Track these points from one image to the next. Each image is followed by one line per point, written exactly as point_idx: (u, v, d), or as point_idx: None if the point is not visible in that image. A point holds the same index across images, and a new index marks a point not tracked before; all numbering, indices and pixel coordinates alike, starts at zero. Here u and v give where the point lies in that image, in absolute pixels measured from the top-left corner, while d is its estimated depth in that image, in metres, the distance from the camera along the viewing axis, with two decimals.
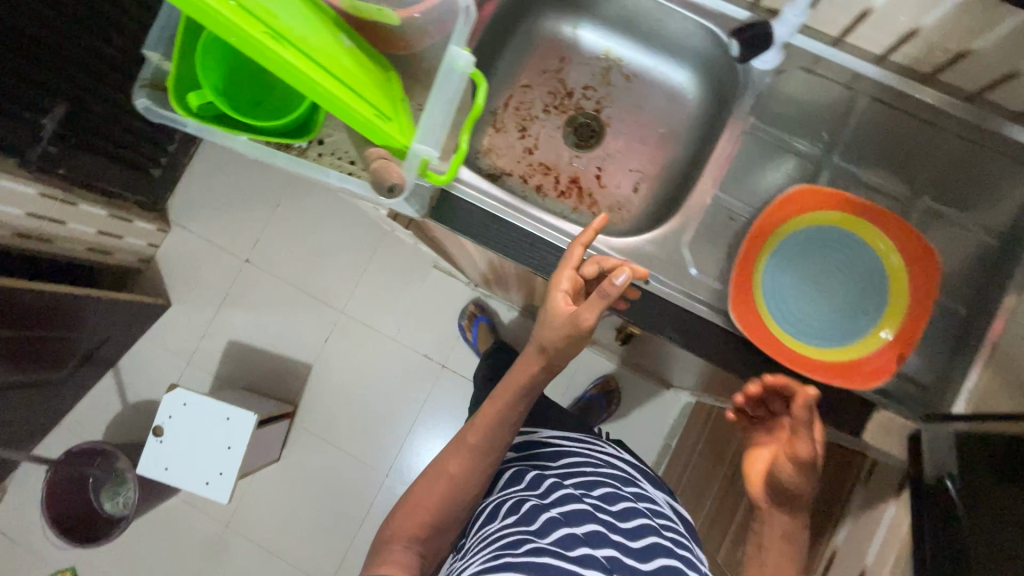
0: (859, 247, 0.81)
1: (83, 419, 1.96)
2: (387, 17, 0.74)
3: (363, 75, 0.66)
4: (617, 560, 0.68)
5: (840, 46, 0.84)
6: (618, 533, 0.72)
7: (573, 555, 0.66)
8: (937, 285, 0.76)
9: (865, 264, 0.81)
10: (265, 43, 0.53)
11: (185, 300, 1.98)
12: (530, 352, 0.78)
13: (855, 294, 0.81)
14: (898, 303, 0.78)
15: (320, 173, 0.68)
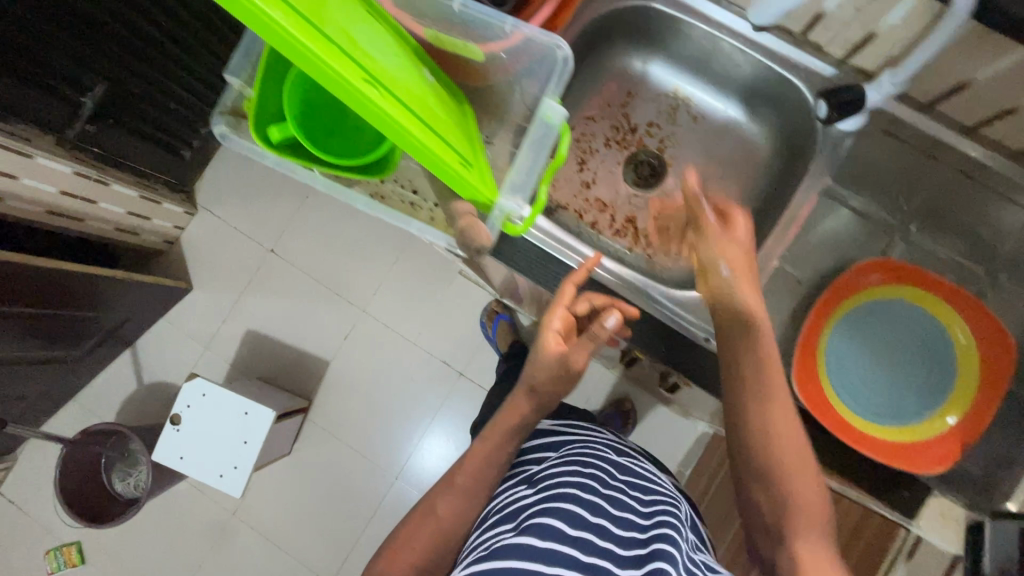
0: (932, 326, 0.79)
1: (93, 396, 1.88)
2: (470, 52, 0.71)
3: (446, 118, 0.64)
4: (601, 551, 0.64)
5: (928, 113, 0.80)
6: (603, 519, 0.68)
7: (547, 548, 0.62)
8: (1010, 377, 0.73)
9: (937, 344, 0.79)
10: (367, 93, 0.48)
11: (205, 284, 1.88)
12: (519, 392, 0.79)
13: (924, 371, 0.79)
14: (967, 390, 0.76)
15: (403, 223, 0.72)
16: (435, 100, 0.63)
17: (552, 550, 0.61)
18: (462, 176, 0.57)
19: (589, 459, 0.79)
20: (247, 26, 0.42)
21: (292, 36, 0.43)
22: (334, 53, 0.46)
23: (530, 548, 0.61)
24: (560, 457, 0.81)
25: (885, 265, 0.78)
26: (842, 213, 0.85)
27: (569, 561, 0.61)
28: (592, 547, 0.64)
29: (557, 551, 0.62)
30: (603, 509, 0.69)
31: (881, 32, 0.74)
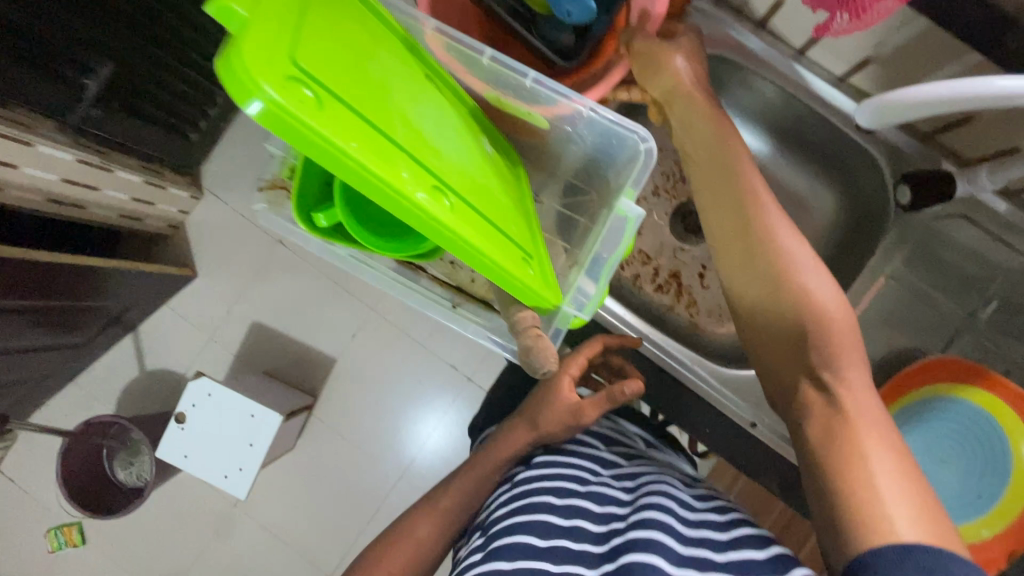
0: (990, 430, 0.75)
1: (90, 383, 1.63)
2: (535, 119, 0.65)
3: (506, 206, 0.58)
4: (577, 557, 0.56)
5: (1013, 199, 0.74)
6: (578, 519, 0.60)
7: (515, 566, 0.54)
8: None
9: (992, 447, 0.75)
10: (442, 222, 0.42)
11: (211, 271, 1.60)
12: (518, 427, 0.74)
13: (975, 474, 0.76)
14: (1015, 498, 0.73)
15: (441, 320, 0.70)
16: (495, 185, 0.57)
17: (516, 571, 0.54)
18: (529, 289, 0.52)
19: (567, 455, 0.70)
20: (315, 161, 0.35)
21: (369, 172, 0.36)
22: (410, 181, 0.39)
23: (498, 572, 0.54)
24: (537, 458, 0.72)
25: (966, 366, 0.75)
26: (902, 292, 0.81)
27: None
28: (572, 556, 0.56)
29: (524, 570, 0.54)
30: (579, 509, 0.61)
31: (981, 118, 0.68)
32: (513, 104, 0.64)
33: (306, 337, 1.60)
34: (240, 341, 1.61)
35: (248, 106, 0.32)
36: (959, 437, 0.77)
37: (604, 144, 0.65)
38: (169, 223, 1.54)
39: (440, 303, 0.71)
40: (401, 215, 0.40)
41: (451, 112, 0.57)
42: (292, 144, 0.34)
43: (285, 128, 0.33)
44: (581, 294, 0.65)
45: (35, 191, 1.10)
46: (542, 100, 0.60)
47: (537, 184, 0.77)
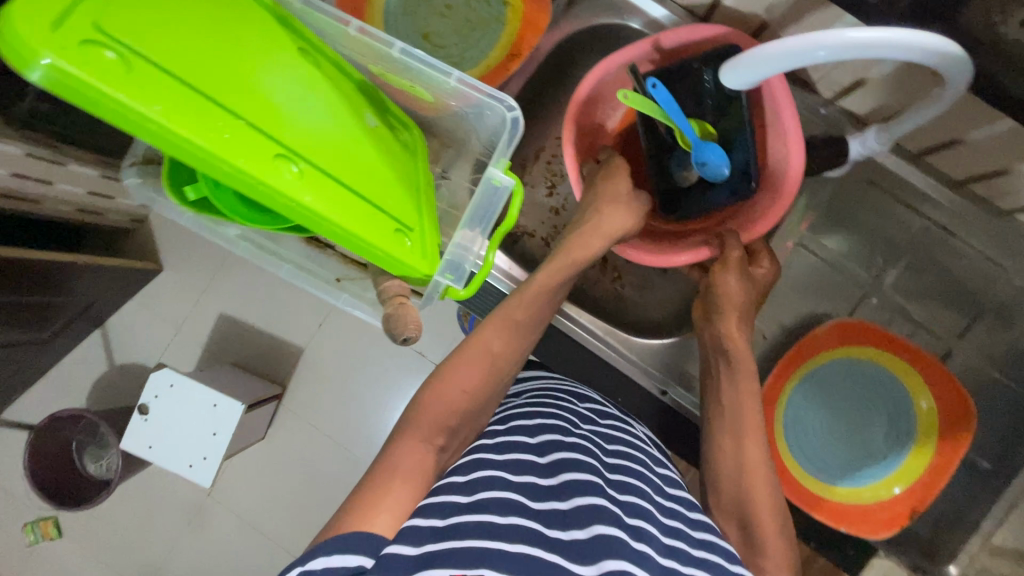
0: (890, 382, 0.78)
1: (60, 380, 1.61)
2: (420, 94, 0.65)
3: (387, 177, 0.58)
4: (568, 519, 0.50)
5: (916, 162, 0.75)
6: (570, 473, 0.54)
7: (508, 521, 0.47)
8: (965, 443, 0.71)
9: (894, 399, 0.78)
10: (268, 184, 0.43)
11: (176, 263, 1.58)
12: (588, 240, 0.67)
13: (883, 433, 0.78)
14: (922, 449, 0.75)
15: (330, 294, 0.66)
16: (376, 155, 0.58)
17: (513, 526, 0.47)
18: (389, 256, 0.53)
19: (540, 413, 0.65)
20: (113, 123, 0.37)
21: (169, 134, 0.38)
22: (227, 144, 0.41)
23: (489, 527, 0.46)
24: (508, 416, 0.66)
25: (842, 322, 0.77)
26: (812, 260, 0.82)
27: (537, 541, 0.47)
28: (568, 514, 0.50)
29: (518, 526, 0.47)
30: (569, 463, 0.55)
31: (872, 80, 0.68)
32: (394, 76, 0.63)
33: (270, 329, 1.56)
34: (208, 335, 1.59)
35: (31, 74, 0.35)
36: (865, 390, 0.79)
37: (489, 122, 0.65)
38: (132, 217, 1.51)
39: (323, 279, 0.67)
40: (222, 177, 0.42)
41: (327, 77, 0.57)
42: (86, 108, 0.37)
43: (72, 91, 0.36)
44: (463, 245, 0.63)
45: None
46: (412, 70, 0.59)
47: (447, 160, 0.78)
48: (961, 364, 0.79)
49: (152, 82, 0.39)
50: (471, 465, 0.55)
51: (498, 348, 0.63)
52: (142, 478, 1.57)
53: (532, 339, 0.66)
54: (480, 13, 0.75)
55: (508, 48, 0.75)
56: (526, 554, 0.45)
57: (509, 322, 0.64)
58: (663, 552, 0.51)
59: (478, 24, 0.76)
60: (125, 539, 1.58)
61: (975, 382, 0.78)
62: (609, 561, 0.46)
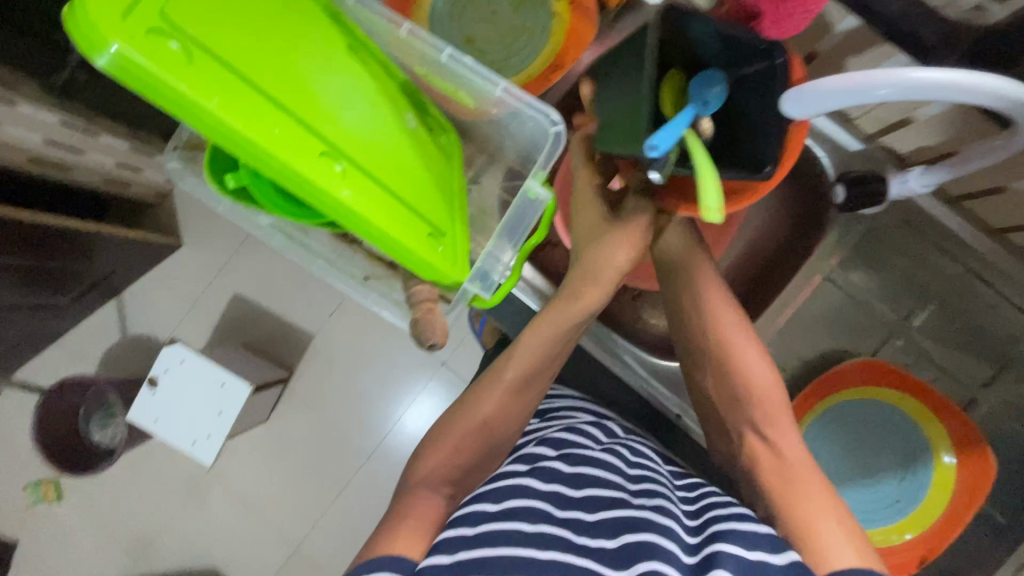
0: (904, 423, 0.77)
1: (74, 346, 1.63)
2: (463, 99, 0.65)
3: (423, 178, 0.58)
4: (594, 528, 0.52)
5: (954, 207, 0.74)
6: (591, 489, 0.56)
7: (533, 532, 0.50)
8: (985, 490, 0.70)
9: (907, 440, 0.77)
10: (317, 182, 0.44)
11: (197, 240, 1.59)
12: (589, 283, 0.62)
13: (896, 477, 0.77)
14: (937, 496, 0.74)
15: (360, 293, 0.66)
16: (413, 157, 0.58)
17: (541, 535, 0.50)
18: (426, 262, 0.54)
19: (566, 426, 0.67)
20: (173, 113, 0.38)
21: (221, 125, 0.39)
22: (277, 140, 0.42)
23: (516, 535, 0.50)
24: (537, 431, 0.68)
25: (871, 361, 0.76)
26: (839, 295, 0.81)
27: (566, 547, 0.50)
28: (592, 524, 0.53)
29: (545, 535, 0.50)
30: (592, 479, 0.57)
31: (919, 120, 0.67)
32: (439, 82, 0.63)
33: (283, 312, 1.57)
34: (221, 313, 1.60)
35: (99, 58, 0.35)
36: (877, 429, 0.78)
37: (531, 136, 0.65)
38: (157, 191, 1.52)
39: (351, 277, 0.67)
40: (272, 173, 0.43)
41: (372, 74, 0.57)
42: (147, 96, 0.37)
43: (134, 77, 0.36)
44: (492, 258, 0.62)
45: (20, 151, 1.07)
46: (459, 76, 0.59)
47: (479, 166, 0.77)
48: (983, 413, 0.78)
49: (211, 73, 0.39)
50: (500, 474, 0.59)
51: (489, 413, 0.62)
52: (146, 448, 1.59)
53: (537, 393, 0.64)
54: (527, 20, 0.75)
55: (551, 58, 0.76)
56: (555, 560, 0.48)
57: (503, 385, 0.62)
58: (690, 548, 0.52)
59: (523, 32, 0.75)
60: (123, 509, 1.59)
61: (995, 433, 0.77)
62: (642, 564, 0.48)
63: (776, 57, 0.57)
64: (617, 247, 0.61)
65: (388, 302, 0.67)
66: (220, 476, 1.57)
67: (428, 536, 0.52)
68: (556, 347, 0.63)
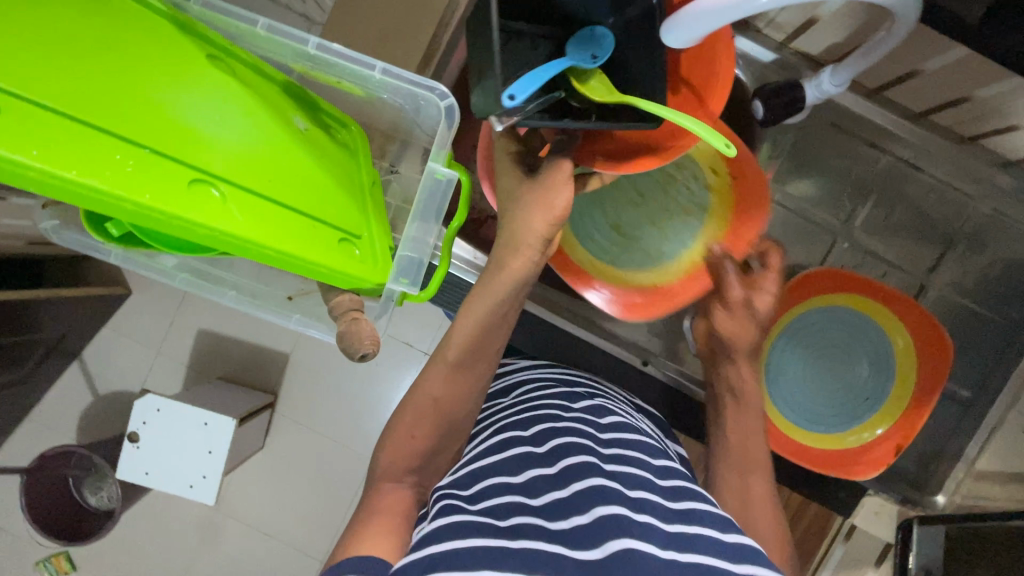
0: (863, 322, 0.78)
1: (46, 416, 1.56)
2: (347, 88, 0.61)
3: (322, 180, 0.55)
4: (569, 509, 0.49)
5: (876, 98, 0.73)
6: (568, 459, 0.54)
7: (507, 526, 0.48)
8: (945, 372, 0.72)
9: (869, 339, 0.78)
10: (184, 216, 0.42)
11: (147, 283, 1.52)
12: (515, 249, 0.59)
13: (865, 375, 0.79)
14: (903, 389, 0.76)
15: (281, 316, 0.62)
16: (309, 160, 0.54)
17: (512, 527, 0.47)
18: (334, 271, 0.51)
19: (534, 406, 0.66)
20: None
21: (49, 176, 0.38)
22: (127, 178, 0.40)
23: (484, 527, 0.47)
24: (504, 417, 0.66)
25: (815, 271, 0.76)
26: (781, 210, 0.81)
27: (540, 533, 0.46)
28: (566, 501, 0.49)
29: (519, 524, 0.47)
30: (566, 453, 0.55)
31: (823, 18, 0.65)
32: (316, 71, 0.58)
33: (253, 338, 1.53)
34: (190, 352, 1.54)
35: None
36: (840, 333, 0.79)
37: (418, 108, 0.60)
38: None
39: (274, 299, 0.64)
40: (131, 215, 0.41)
41: (241, 78, 0.53)
42: None
43: None
44: (414, 245, 0.57)
45: None
46: (332, 66, 0.55)
47: (394, 154, 0.74)
48: (934, 297, 0.80)
49: (31, 121, 0.38)
50: (473, 476, 0.56)
51: (441, 392, 0.59)
52: (146, 502, 1.56)
53: (487, 366, 0.61)
54: (678, 201, 0.76)
55: (717, 240, 0.73)
56: (523, 546, 0.45)
57: (447, 362, 0.59)
58: (669, 516, 0.49)
59: (676, 214, 0.76)
60: (139, 564, 1.57)
61: (948, 311, 0.79)
62: (613, 541, 0.44)
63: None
64: (534, 207, 0.58)
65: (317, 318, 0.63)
66: (229, 510, 1.56)
67: (396, 533, 0.51)
68: (492, 325, 0.59)
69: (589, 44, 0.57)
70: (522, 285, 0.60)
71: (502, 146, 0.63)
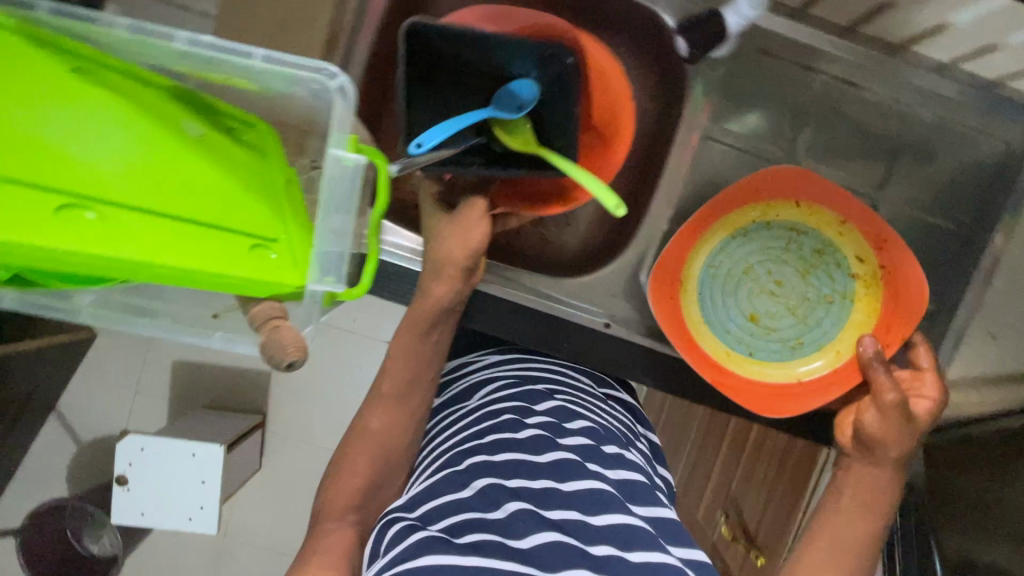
0: (811, 239, 0.75)
1: (34, 473, 1.52)
2: (238, 82, 0.56)
3: (227, 187, 0.51)
4: (525, 528, 0.52)
5: (802, 17, 0.72)
6: (522, 478, 0.57)
7: (463, 543, 0.50)
8: (912, 280, 0.69)
9: (822, 260, 0.76)
10: None
11: None
12: (436, 278, 0.65)
13: (823, 299, 0.76)
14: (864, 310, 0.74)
15: (200, 339, 0.54)
16: (205, 162, 0.50)
17: (465, 548, 0.49)
18: (247, 278, 0.48)
19: (498, 414, 0.67)
20: None
21: None
22: None
23: (441, 544, 0.49)
24: (467, 424, 0.68)
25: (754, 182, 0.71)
26: (726, 147, 0.78)
27: (501, 554, 0.49)
28: (525, 517, 0.53)
29: (474, 545, 0.50)
30: (522, 470, 0.58)
31: None
32: (200, 71, 0.54)
33: (231, 362, 1.49)
34: (170, 386, 1.49)
35: None
36: (788, 257, 0.76)
37: (317, 94, 0.56)
38: None
39: (195, 319, 0.57)
40: None
41: (120, 85, 0.49)
42: None
43: None
44: (334, 237, 0.53)
45: None
46: (211, 62, 0.50)
47: (314, 148, 0.67)
48: (888, 212, 0.78)
49: None
50: (428, 495, 0.58)
51: (379, 426, 0.63)
52: (153, 541, 1.54)
53: (423, 394, 0.66)
54: (818, 289, 0.76)
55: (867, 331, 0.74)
56: (485, 565, 0.48)
57: (386, 398, 0.64)
58: (626, 540, 0.52)
59: (815, 302, 0.76)
60: None
61: (904, 224, 0.78)
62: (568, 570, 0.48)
63: (567, 61, 0.70)
64: (449, 239, 0.64)
65: (239, 335, 0.55)
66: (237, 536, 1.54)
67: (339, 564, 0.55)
68: (423, 350, 0.66)
69: (513, 100, 0.70)
70: (444, 309, 0.66)
71: (427, 187, 0.70)
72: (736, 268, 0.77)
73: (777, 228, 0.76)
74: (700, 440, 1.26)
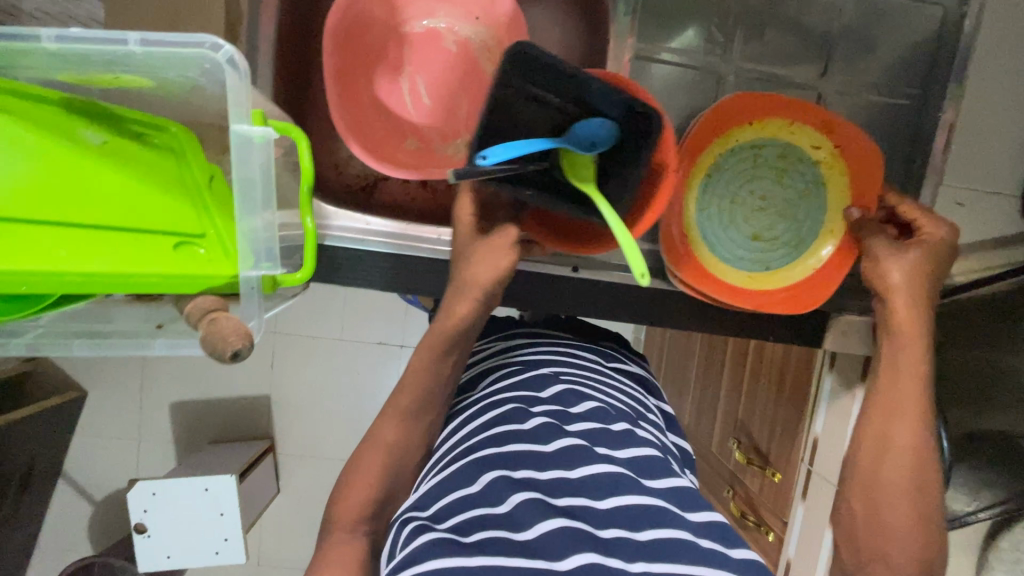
0: (773, 141, 0.73)
1: (57, 542, 1.50)
2: (132, 82, 0.53)
3: (138, 189, 0.49)
4: (533, 516, 0.48)
5: None
6: (527, 467, 0.52)
7: (471, 542, 0.46)
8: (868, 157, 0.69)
9: (789, 158, 0.73)
10: None
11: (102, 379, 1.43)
12: (458, 298, 0.64)
13: (805, 198, 0.74)
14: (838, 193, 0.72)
15: (143, 349, 0.51)
16: (111, 170, 0.48)
17: (474, 545, 0.46)
18: (169, 277, 0.46)
19: (497, 402, 0.62)
20: None
21: None
22: None
23: (447, 542, 0.45)
24: (468, 414, 0.64)
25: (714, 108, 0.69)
26: (663, 65, 0.75)
27: (509, 550, 0.45)
28: (530, 506, 0.48)
29: (482, 542, 0.46)
30: (525, 456, 0.53)
31: None
32: (89, 74, 0.51)
33: (225, 393, 1.45)
34: (170, 429, 1.46)
35: None
36: (761, 166, 0.73)
37: (215, 80, 0.53)
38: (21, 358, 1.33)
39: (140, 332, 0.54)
40: None
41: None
42: None
43: None
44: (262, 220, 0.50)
45: None
46: (93, 59, 0.48)
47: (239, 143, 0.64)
48: (838, 100, 0.76)
49: None
50: (433, 495, 0.53)
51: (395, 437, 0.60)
52: None
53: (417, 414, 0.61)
54: (796, 187, 0.74)
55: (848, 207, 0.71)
56: (491, 563, 0.44)
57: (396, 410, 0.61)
58: (639, 522, 0.48)
59: (798, 199, 0.74)
60: None
61: (855, 111, 0.76)
62: (576, 555, 0.45)
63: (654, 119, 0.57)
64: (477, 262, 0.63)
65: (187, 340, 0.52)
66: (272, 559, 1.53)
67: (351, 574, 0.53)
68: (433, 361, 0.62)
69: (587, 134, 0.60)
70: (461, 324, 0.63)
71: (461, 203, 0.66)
72: (722, 201, 0.74)
73: (740, 148, 0.73)
74: (702, 377, 1.26)
